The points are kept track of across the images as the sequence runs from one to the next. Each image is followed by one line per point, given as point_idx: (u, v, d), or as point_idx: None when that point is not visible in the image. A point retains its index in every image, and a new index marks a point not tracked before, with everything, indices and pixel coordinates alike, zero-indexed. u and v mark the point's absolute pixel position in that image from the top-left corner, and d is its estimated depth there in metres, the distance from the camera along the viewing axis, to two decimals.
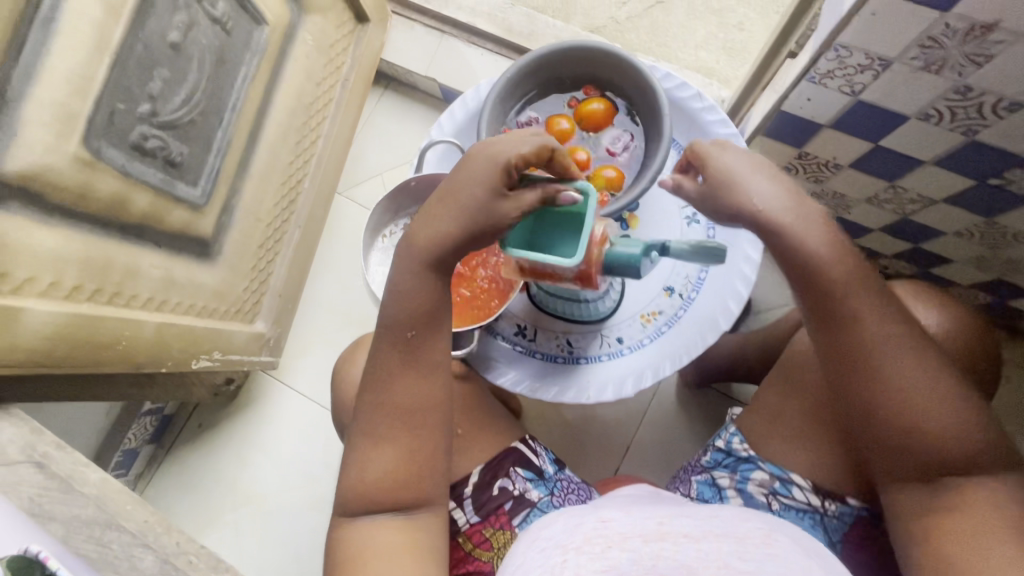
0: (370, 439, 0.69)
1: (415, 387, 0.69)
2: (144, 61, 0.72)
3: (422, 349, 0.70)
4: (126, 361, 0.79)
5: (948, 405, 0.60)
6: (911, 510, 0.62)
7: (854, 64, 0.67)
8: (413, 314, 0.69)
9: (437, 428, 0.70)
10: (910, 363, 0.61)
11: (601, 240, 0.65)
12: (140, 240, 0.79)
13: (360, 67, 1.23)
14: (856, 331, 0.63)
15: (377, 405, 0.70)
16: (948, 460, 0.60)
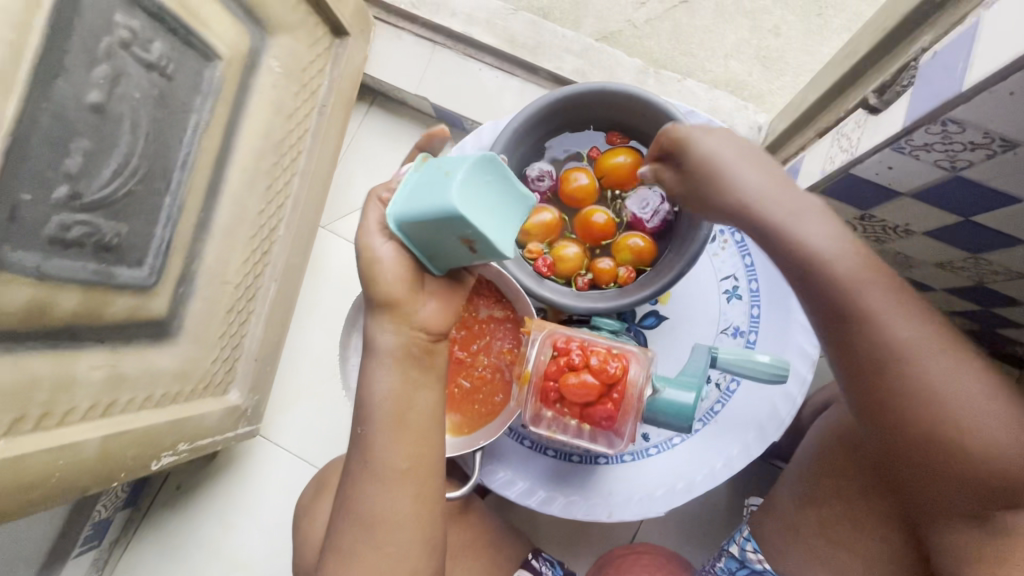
0: (340, 555, 0.60)
1: (378, 499, 0.58)
2: (55, 134, 0.57)
3: (384, 456, 0.58)
4: (64, 485, 0.67)
5: (991, 418, 0.53)
6: (973, 547, 0.55)
7: (963, 142, 0.52)
8: (375, 411, 0.58)
9: (408, 541, 0.59)
10: (940, 377, 0.54)
11: (641, 385, 0.65)
12: (75, 342, 0.66)
13: (341, 89, 1.05)
14: (876, 343, 0.56)
15: (342, 512, 0.60)
16: (994, 483, 0.53)
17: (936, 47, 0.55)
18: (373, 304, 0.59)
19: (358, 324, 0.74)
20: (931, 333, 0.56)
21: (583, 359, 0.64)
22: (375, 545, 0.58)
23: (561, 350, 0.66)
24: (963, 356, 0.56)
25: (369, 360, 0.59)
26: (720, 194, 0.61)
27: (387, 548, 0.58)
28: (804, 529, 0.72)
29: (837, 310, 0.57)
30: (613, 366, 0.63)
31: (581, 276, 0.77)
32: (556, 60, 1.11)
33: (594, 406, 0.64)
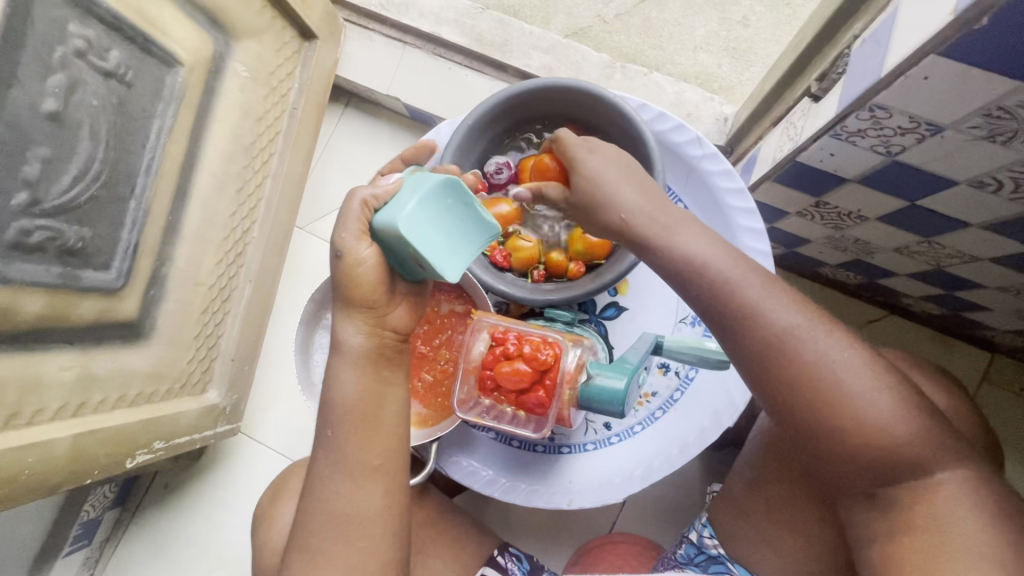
0: (308, 556, 0.57)
1: (348, 497, 0.57)
2: (13, 143, 0.59)
3: (356, 453, 0.57)
4: (37, 482, 0.69)
5: (866, 389, 0.52)
6: (879, 523, 0.54)
7: (892, 127, 0.53)
8: (346, 408, 0.57)
9: (380, 538, 0.57)
10: (824, 363, 0.52)
11: (576, 371, 0.66)
12: (43, 344, 0.68)
13: (311, 91, 1.07)
14: (756, 333, 0.54)
15: (307, 513, 0.58)
16: (882, 459, 0.52)
17: (865, 33, 0.56)
18: (341, 303, 0.56)
19: (321, 319, 0.76)
20: (801, 315, 0.54)
21: (517, 348, 0.65)
22: (345, 542, 0.56)
23: (499, 340, 0.67)
24: (837, 334, 0.54)
25: (334, 358, 0.57)
26: (604, 206, 0.61)
27: (358, 545, 0.57)
28: (752, 511, 0.69)
29: (715, 305, 0.55)
30: (544, 354, 0.64)
31: (537, 268, 0.78)
32: (524, 57, 1.12)
33: (528, 394, 0.65)
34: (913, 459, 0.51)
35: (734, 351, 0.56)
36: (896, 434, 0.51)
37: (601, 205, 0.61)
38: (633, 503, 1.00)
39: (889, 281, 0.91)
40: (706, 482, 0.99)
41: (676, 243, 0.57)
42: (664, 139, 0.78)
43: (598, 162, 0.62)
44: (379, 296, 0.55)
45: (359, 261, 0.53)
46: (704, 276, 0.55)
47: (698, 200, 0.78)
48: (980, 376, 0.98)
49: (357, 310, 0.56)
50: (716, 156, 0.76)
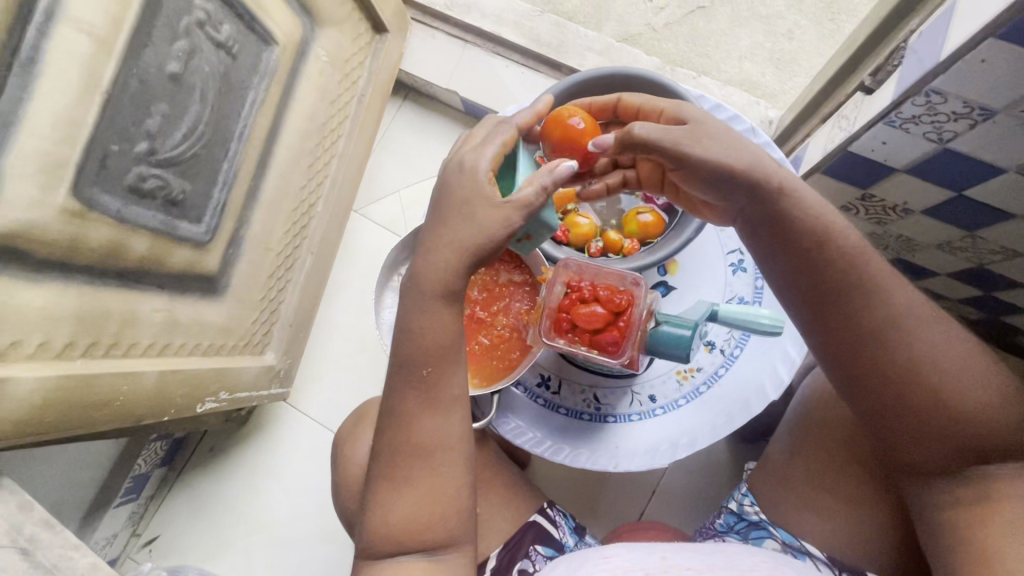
0: (391, 480, 0.60)
1: (427, 425, 0.60)
2: (140, 98, 0.67)
3: (439, 385, 0.60)
4: (123, 413, 0.75)
5: (970, 375, 0.55)
6: (956, 497, 0.56)
7: (946, 112, 0.58)
8: (424, 350, 0.59)
9: (460, 465, 0.61)
10: (936, 345, 0.56)
11: (647, 317, 0.71)
12: (141, 284, 0.74)
13: (378, 81, 1.14)
14: (868, 310, 0.57)
15: (384, 441, 0.61)
16: (981, 442, 0.55)
17: (922, 27, 0.61)
18: (444, 245, 0.58)
19: (389, 281, 0.81)
20: (910, 301, 0.57)
21: (593, 293, 0.69)
22: (428, 469, 0.60)
23: (573, 287, 0.71)
24: (943, 322, 0.57)
25: (416, 296, 0.59)
26: (734, 155, 0.59)
27: (439, 471, 0.60)
28: (796, 481, 0.71)
29: (832, 278, 0.58)
30: (619, 297, 0.68)
31: (594, 243, 0.82)
32: (578, 58, 1.19)
33: (602, 333, 0.69)
34: (1009, 445, 0.54)
35: (843, 326, 0.58)
36: (997, 420, 0.54)
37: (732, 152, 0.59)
38: (666, 488, 1.02)
39: (928, 281, 0.93)
40: (739, 472, 1.01)
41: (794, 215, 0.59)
42: None
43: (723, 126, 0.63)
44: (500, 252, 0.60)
45: (509, 226, 0.57)
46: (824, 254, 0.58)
47: None
48: None
49: (456, 252, 0.58)
50: (768, 146, 0.81)
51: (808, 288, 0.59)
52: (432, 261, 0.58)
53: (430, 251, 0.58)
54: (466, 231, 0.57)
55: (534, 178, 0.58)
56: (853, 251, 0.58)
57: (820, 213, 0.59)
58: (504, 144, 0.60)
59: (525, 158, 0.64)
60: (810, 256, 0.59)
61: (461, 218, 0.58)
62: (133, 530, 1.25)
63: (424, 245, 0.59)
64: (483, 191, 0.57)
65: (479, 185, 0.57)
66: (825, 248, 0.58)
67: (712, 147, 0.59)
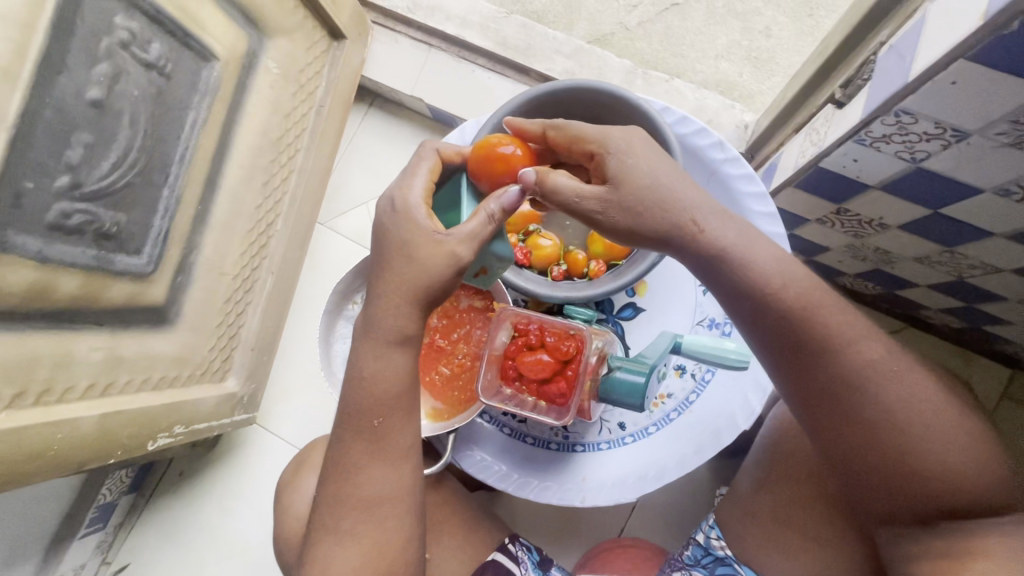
0: (336, 533, 0.56)
1: (376, 477, 0.56)
2: (57, 128, 0.62)
3: (389, 435, 0.56)
4: (62, 460, 0.71)
5: (935, 429, 0.52)
6: (922, 548, 0.53)
7: (917, 132, 0.54)
8: (370, 399, 0.55)
9: (409, 518, 0.57)
10: (900, 400, 0.53)
11: (596, 366, 0.70)
12: (75, 324, 0.70)
13: (337, 90, 1.09)
14: (827, 364, 0.54)
15: (329, 493, 0.57)
16: (947, 497, 0.52)
17: (891, 40, 0.57)
18: (392, 287, 0.54)
19: (342, 310, 0.77)
20: (873, 350, 0.54)
21: (540, 339, 0.68)
22: (376, 523, 0.56)
23: (521, 331, 0.69)
24: (909, 369, 0.54)
25: (366, 340, 0.55)
26: (662, 216, 0.56)
27: (388, 525, 0.56)
28: (764, 516, 0.68)
29: (787, 333, 0.54)
30: (566, 345, 0.67)
31: (557, 266, 0.78)
32: (547, 61, 1.14)
33: (549, 385, 0.67)
34: (977, 501, 0.52)
35: (803, 379, 0.55)
36: (963, 476, 0.52)
37: (655, 216, 0.56)
38: (643, 507, 1.00)
39: (909, 291, 0.90)
40: (717, 488, 0.98)
41: (745, 265, 0.55)
42: (687, 142, 0.79)
43: (657, 168, 0.57)
44: (454, 287, 0.56)
45: (457, 259, 0.53)
46: (780, 306, 0.54)
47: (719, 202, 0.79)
48: (1000, 393, 0.96)
49: (405, 294, 0.53)
50: (738, 160, 0.77)
51: (764, 342, 0.56)
52: (381, 306, 0.54)
53: (376, 294, 0.55)
54: (413, 270, 0.53)
55: (478, 209, 0.54)
56: (812, 303, 0.54)
57: (771, 266, 0.55)
58: (431, 173, 0.57)
59: (467, 190, 0.60)
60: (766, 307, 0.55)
61: (403, 257, 0.53)
62: (103, 558, 1.22)
63: (374, 287, 0.55)
64: (419, 228, 0.53)
65: (415, 221, 0.54)
66: (782, 300, 0.54)
67: (619, 220, 0.56)
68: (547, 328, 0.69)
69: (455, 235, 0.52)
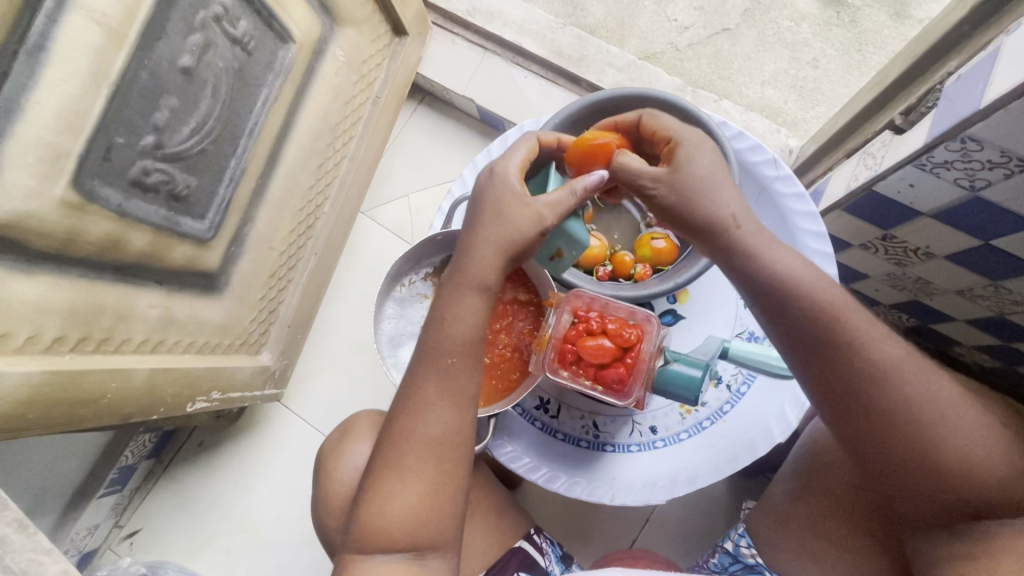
0: (397, 471, 0.57)
1: (444, 418, 0.57)
2: (149, 91, 0.65)
3: (461, 380, 0.58)
4: (110, 411, 0.73)
5: (958, 428, 0.53)
6: (947, 551, 0.54)
7: (981, 160, 0.57)
8: (446, 341, 0.58)
9: (468, 461, 0.59)
10: (920, 403, 0.53)
11: (655, 354, 0.71)
12: (136, 280, 0.72)
13: (394, 83, 1.13)
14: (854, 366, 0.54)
15: (394, 428, 0.58)
16: (971, 495, 0.52)
17: (959, 71, 0.60)
18: (487, 242, 0.58)
19: (392, 292, 0.79)
20: (901, 352, 0.55)
21: (601, 326, 0.69)
22: (437, 464, 0.57)
23: (581, 317, 0.71)
24: (934, 373, 0.55)
25: (448, 286, 0.59)
26: (708, 203, 0.58)
27: (448, 467, 0.57)
28: (797, 523, 0.70)
29: (808, 335, 0.55)
30: (628, 332, 0.68)
31: (603, 266, 0.81)
32: (598, 73, 1.17)
33: (608, 369, 0.68)
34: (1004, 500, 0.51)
35: (831, 382, 0.55)
36: (987, 473, 0.52)
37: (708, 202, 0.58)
38: (660, 519, 0.99)
39: (944, 326, 0.90)
40: (734, 505, 0.98)
41: (777, 265, 0.57)
42: (740, 157, 0.81)
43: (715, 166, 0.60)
44: (533, 250, 0.61)
45: (540, 222, 0.58)
46: (809, 306, 0.55)
47: (768, 219, 0.80)
48: None
49: (497, 248, 0.58)
50: (790, 179, 0.79)
51: (790, 344, 0.57)
52: (475, 256, 0.59)
53: (466, 248, 0.59)
54: (503, 228, 0.58)
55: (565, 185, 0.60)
56: (835, 305, 0.55)
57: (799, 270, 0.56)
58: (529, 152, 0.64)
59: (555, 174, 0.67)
60: (796, 309, 0.55)
61: (496, 218, 0.59)
62: (115, 522, 1.23)
63: (463, 242, 0.60)
64: (512, 192, 0.60)
65: (509, 187, 0.60)
66: (810, 302, 0.55)
67: (668, 198, 0.59)
68: (608, 317, 0.71)
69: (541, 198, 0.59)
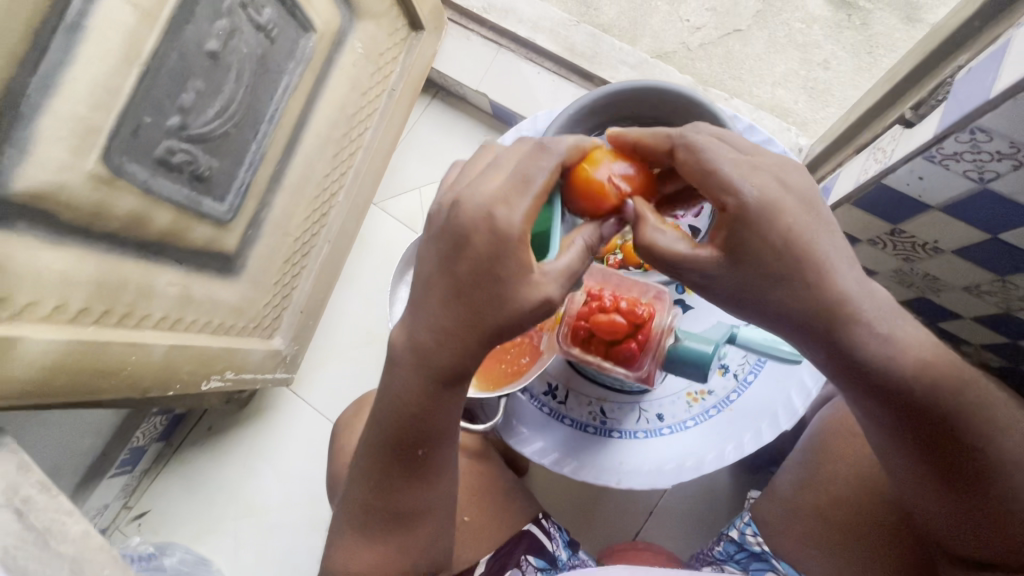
0: (367, 536, 0.65)
1: (409, 496, 0.64)
2: (177, 73, 0.67)
3: (428, 464, 0.62)
4: (129, 385, 0.75)
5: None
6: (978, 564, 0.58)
7: (990, 151, 0.58)
8: (409, 435, 0.60)
9: (433, 524, 0.66)
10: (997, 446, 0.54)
11: (668, 331, 0.72)
12: (157, 258, 0.74)
13: (410, 77, 1.15)
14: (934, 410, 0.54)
15: (365, 503, 0.64)
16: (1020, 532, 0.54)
17: (970, 65, 0.61)
18: (479, 323, 0.54)
19: (405, 276, 0.81)
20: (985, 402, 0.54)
21: (614, 302, 0.69)
22: (406, 531, 0.65)
23: (594, 295, 0.71)
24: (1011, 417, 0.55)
25: (414, 370, 0.57)
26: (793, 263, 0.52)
27: (417, 531, 0.65)
28: (804, 514, 0.72)
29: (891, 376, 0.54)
30: (641, 309, 0.69)
31: (613, 255, 0.83)
32: (610, 69, 1.18)
33: (620, 345, 0.69)
34: None
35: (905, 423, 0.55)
36: None
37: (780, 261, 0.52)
38: (663, 511, 1.00)
39: (951, 324, 0.90)
40: (737, 499, 0.99)
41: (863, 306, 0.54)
42: None
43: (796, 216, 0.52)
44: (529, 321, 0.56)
45: (549, 303, 0.53)
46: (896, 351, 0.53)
47: None
48: None
49: (490, 333, 0.54)
50: None
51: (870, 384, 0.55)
52: (463, 341, 0.55)
53: (439, 332, 0.55)
54: (498, 313, 0.53)
55: (574, 248, 0.56)
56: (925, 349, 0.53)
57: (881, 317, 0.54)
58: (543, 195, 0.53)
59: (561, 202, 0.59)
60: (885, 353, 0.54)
61: (495, 297, 0.53)
62: (124, 503, 1.25)
63: (439, 320, 0.55)
64: (514, 266, 0.52)
65: (519, 259, 0.52)
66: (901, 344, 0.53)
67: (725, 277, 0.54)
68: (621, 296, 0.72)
69: (551, 274, 0.53)
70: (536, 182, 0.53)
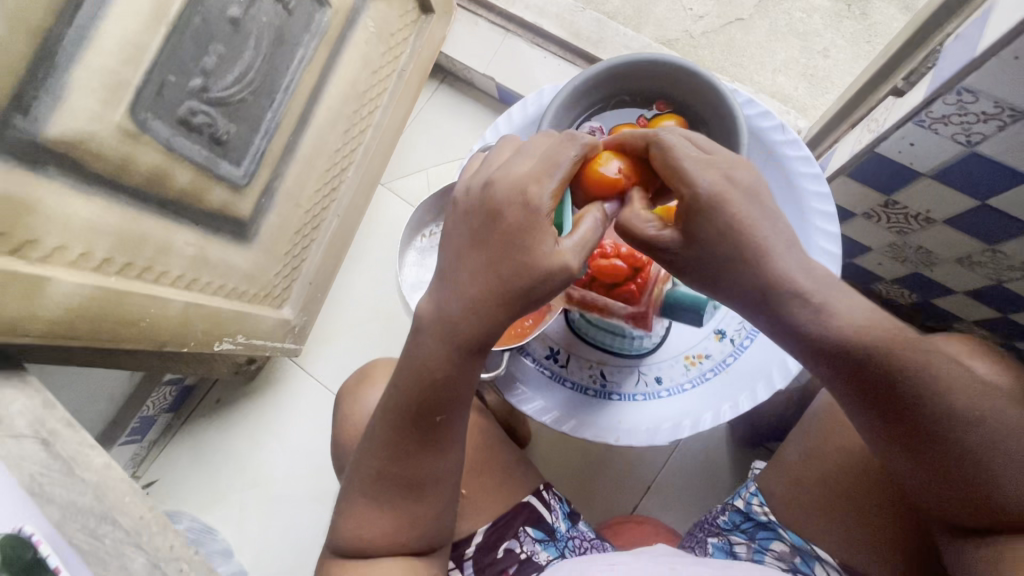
0: (376, 502, 0.67)
1: (422, 463, 0.66)
2: (201, 36, 0.70)
3: (442, 432, 0.65)
4: (147, 339, 0.78)
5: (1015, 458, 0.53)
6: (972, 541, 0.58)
7: (976, 112, 0.61)
8: (424, 401, 0.63)
9: (443, 492, 0.68)
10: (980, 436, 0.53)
11: (664, 278, 0.76)
12: (176, 217, 0.77)
13: (419, 59, 1.18)
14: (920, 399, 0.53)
15: (376, 470, 0.66)
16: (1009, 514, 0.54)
17: (958, 31, 0.64)
18: (502, 286, 0.57)
19: (413, 241, 0.84)
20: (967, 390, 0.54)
21: (614, 247, 0.71)
22: (416, 498, 0.67)
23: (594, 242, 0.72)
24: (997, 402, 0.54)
25: (437, 337, 0.60)
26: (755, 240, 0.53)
27: (427, 499, 0.67)
28: (807, 485, 0.74)
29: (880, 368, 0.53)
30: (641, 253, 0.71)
31: None
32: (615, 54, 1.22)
33: (620, 288, 0.73)
34: None
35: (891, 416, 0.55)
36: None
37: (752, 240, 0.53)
38: (660, 482, 1.02)
39: (945, 299, 0.91)
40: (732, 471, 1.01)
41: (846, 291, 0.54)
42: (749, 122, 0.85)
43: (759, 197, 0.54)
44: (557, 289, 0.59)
45: (568, 270, 0.56)
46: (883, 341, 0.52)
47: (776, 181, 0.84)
48: None
49: (512, 300, 0.57)
50: (797, 143, 0.83)
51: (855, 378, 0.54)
52: (482, 307, 0.57)
53: (459, 301, 0.59)
54: (523, 277, 0.56)
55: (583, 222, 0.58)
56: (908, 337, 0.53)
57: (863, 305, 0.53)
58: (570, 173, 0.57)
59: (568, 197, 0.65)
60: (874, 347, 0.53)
61: (525, 259, 0.56)
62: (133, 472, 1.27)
63: (466, 288, 0.58)
64: (541, 236, 0.56)
65: (542, 228, 0.56)
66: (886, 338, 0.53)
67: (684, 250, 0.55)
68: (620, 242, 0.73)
69: (574, 240, 0.56)
70: (560, 162, 0.57)
